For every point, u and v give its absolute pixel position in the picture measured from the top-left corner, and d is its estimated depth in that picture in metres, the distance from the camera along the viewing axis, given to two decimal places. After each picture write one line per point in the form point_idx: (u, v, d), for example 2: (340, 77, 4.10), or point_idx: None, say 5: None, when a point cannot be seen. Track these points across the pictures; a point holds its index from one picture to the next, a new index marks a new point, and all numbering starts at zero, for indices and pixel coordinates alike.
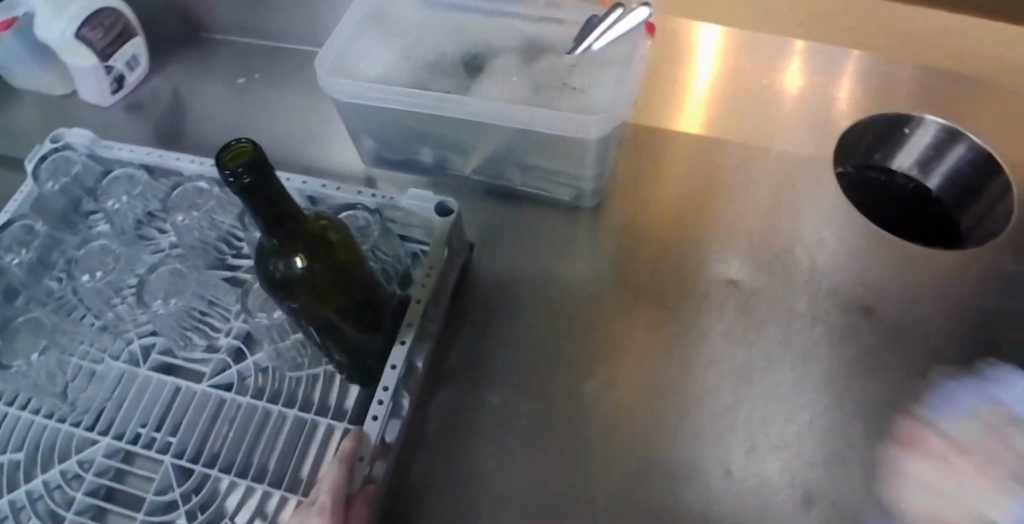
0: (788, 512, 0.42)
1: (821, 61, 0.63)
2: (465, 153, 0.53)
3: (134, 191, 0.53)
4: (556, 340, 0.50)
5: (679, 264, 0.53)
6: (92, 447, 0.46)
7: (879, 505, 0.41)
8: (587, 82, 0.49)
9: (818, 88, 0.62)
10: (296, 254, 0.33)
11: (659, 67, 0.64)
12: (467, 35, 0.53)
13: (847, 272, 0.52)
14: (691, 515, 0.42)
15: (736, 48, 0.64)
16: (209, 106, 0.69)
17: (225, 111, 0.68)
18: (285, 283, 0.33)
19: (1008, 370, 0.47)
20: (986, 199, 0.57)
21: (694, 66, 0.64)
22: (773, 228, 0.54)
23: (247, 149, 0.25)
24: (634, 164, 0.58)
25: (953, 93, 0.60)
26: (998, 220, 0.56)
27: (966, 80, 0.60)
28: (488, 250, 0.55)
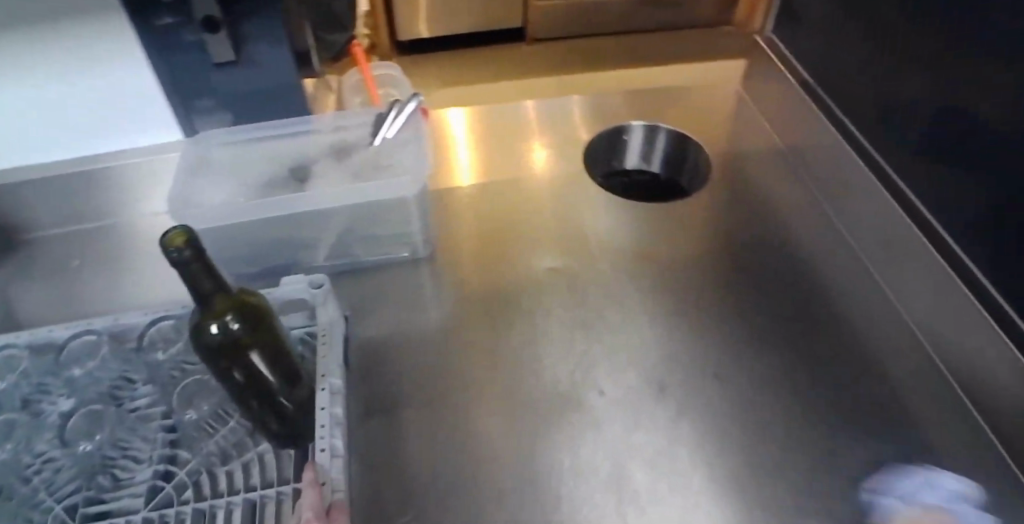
0: (651, 402, 0.55)
1: (552, 106, 0.84)
2: (314, 245, 0.64)
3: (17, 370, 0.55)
4: (439, 356, 0.60)
5: (510, 271, 0.67)
6: None
7: (701, 373, 0.58)
8: (392, 159, 0.63)
9: (556, 126, 0.83)
10: (228, 318, 0.44)
11: (439, 145, 0.80)
12: (287, 155, 0.65)
13: (626, 238, 0.71)
14: (590, 432, 0.54)
15: (486, 116, 0.83)
16: (41, 298, 0.70)
17: (60, 296, 0.70)
18: (219, 343, 0.44)
19: (743, 262, 0.68)
20: (688, 162, 0.83)
21: (453, 142, 0.81)
22: (566, 226, 0.72)
23: (182, 232, 0.39)
24: (450, 216, 0.73)
25: (643, 104, 0.85)
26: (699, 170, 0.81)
27: (648, 95, 0.86)
28: (359, 315, 0.64)
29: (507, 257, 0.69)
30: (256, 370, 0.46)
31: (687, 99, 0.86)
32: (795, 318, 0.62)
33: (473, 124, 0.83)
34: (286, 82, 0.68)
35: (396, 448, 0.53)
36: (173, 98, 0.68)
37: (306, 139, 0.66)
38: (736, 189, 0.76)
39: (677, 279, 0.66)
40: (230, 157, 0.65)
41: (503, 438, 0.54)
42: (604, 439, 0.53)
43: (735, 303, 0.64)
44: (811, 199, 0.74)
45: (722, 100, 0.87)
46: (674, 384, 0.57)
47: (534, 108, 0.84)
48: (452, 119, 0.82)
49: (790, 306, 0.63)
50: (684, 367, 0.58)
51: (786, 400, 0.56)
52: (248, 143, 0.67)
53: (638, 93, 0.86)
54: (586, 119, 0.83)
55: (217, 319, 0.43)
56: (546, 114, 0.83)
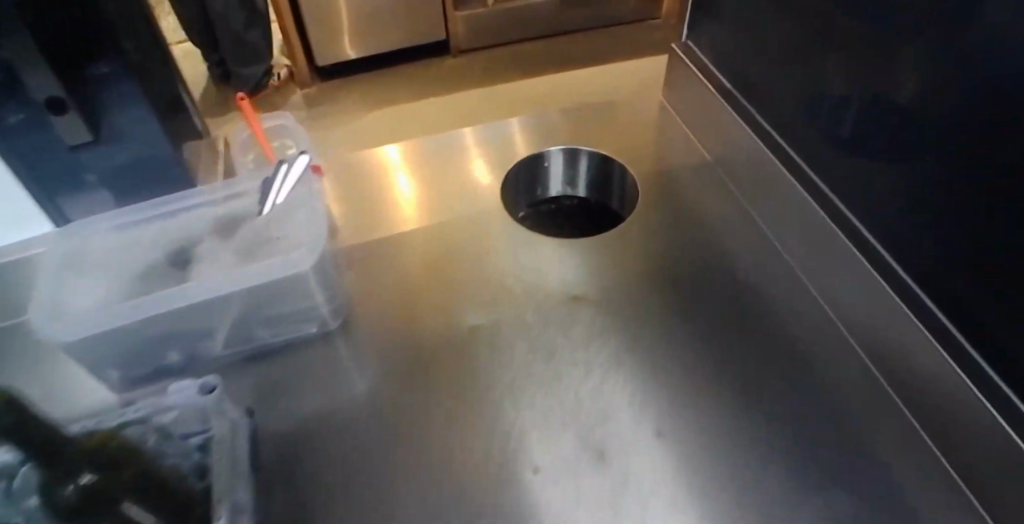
0: (592, 471, 0.51)
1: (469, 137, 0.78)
2: (210, 334, 0.57)
3: None
4: (359, 444, 0.54)
5: (432, 333, 0.62)
6: None
7: (644, 428, 0.54)
8: (284, 229, 0.57)
9: (491, 149, 0.78)
10: (80, 473, 0.41)
11: (378, 183, 0.75)
12: (167, 237, 0.58)
13: (555, 279, 0.66)
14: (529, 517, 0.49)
15: (399, 157, 0.77)
16: None
17: None
18: (76, 501, 0.39)
19: (679, 293, 0.64)
20: (614, 184, 0.78)
21: (391, 171, 0.76)
22: (490, 272, 0.66)
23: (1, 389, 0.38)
24: (362, 274, 0.66)
25: (565, 127, 0.80)
26: (627, 193, 0.77)
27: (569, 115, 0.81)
28: (267, 405, 0.57)
29: (430, 316, 0.63)
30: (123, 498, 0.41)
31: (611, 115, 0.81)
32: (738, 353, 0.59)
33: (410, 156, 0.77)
34: None
35: None
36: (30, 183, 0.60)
37: (187, 217, 0.59)
38: (666, 209, 0.72)
39: (613, 321, 0.61)
40: (101, 246, 0.58)
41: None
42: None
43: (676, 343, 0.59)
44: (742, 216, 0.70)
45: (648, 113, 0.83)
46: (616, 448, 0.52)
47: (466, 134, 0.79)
48: (387, 149, 0.77)
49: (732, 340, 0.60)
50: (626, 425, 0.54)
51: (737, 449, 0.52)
52: (124, 227, 0.59)
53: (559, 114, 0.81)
54: (505, 149, 0.78)
55: (66, 475, 0.40)
56: (481, 139, 0.78)
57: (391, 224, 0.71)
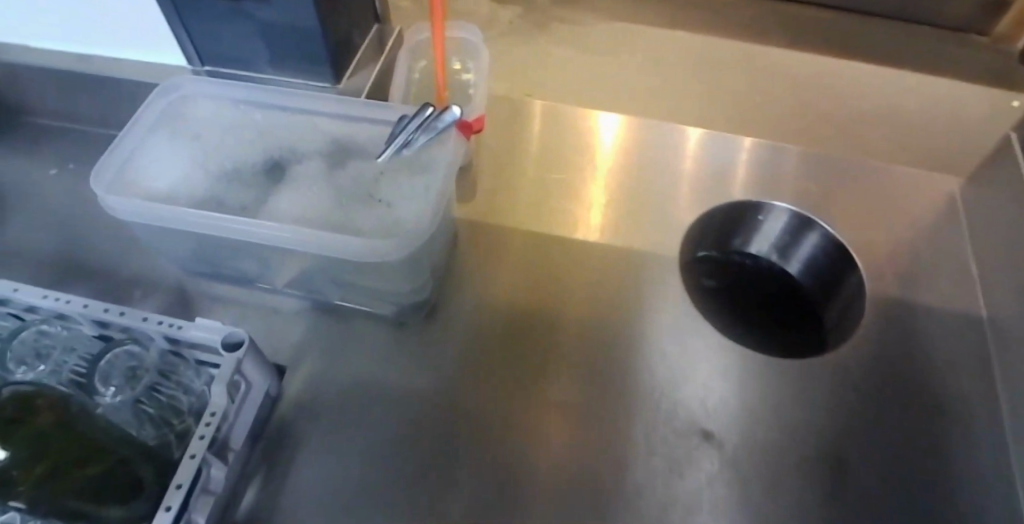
0: None
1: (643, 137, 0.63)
2: (276, 267, 0.48)
3: None
4: (368, 466, 0.44)
5: (513, 376, 0.48)
6: None
7: None
8: (393, 190, 0.43)
9: (800, 198, 0.59)
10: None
11: (574, 157, 0.61)
12: (271, 134, 0.48)
13: (693, 387, 0.48)
14: None
15: (573, 133, 0.63)
16: (28, 213, 0.61)
17: (46, 213, 0.61)
18: None
19: (849, 493, 0.44)
20: (845, 294, 0.57)
21: (598, 157, 0.61)
22: (616, 336, 0.51)
23: None
24: (477, 265, 0.54)
25: (802, 188, 0.60)
26: (853, 319, 0.55)
27: (816, 176, 0.60)
28: (309, 370, 0.48)
29: (514, 348, 0.50)
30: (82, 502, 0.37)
31: (869, 195, 0.59)
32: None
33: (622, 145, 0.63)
34: (305, 23, 0.48)
35: None
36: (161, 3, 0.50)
37: (307, 117, 0.48)
38: (890, 364, 0.50)
39: (736, 476, 0.44)
40: (210, 112, 0.49)
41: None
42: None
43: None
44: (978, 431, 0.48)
45: (913, 206, 0.59)
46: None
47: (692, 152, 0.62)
48: (600, 136, 0.63)
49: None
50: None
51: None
52: (242, 104, 0.49)
53: (786, 154, 0.61)
54: (641, 164, 0.61)
55: None
56: (802, 186, 0.60)
57: (557, 214, 0.58)
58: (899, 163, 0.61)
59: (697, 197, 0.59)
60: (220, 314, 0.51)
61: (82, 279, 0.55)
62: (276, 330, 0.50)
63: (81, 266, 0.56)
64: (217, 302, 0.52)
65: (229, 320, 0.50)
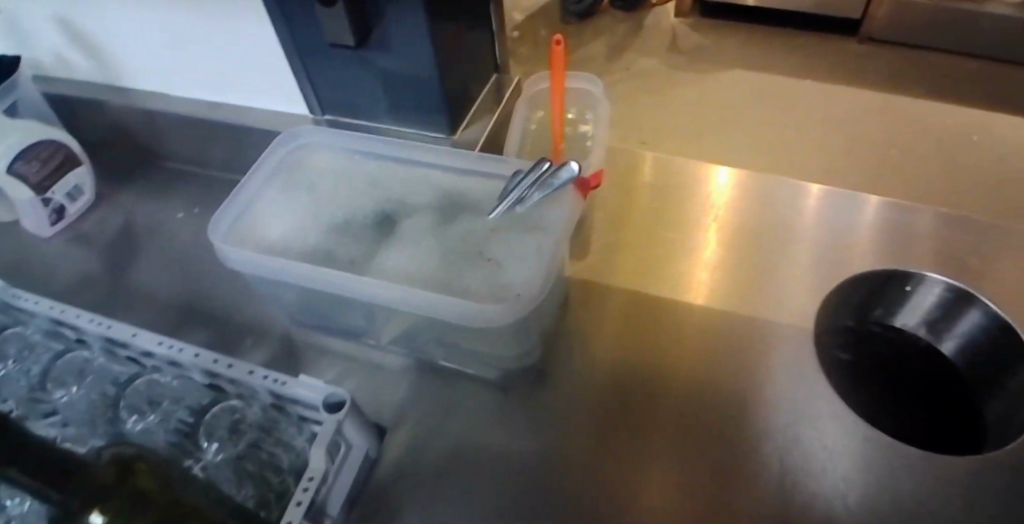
0: None
1: (774, 193, 0.57)
2: (379, 322, 0.46)
3: (21, 364, 0.49)
4: None
5: (627, 457, 0.43)
6: None
7: None
8: (505, 248, 0.41)
9: (967, 269, 0.50)
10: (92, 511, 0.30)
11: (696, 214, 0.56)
12: (384, 186, 0.46)
13: (843, 488, 0.41)
14: None
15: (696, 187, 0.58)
16: (158, 255, 0.64)
17: (173, 255, 0.64)
18: None
19: None
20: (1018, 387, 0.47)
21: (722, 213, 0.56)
22: (746, 420, 0.44)
23: None
24: (588, 328, 0.50)
25: (968, 257, 0.51)
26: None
27: (988, 244, 0.52)
28: (407, 432, 0.46)
29: (628, 427, 0.44)
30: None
31: None
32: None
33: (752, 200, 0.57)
34: (422, 74, 0.48)
35: None
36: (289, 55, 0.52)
37: (421, 171, 0.47)
38: None
39: None
40: (327, 162, 0.49)
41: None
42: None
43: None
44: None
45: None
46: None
47: (834, 212, 0.55)
48: (727, 193, 0.57)
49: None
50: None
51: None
52: (356, 156, 0.49)
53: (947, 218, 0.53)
54: (773, 223, 0.55)
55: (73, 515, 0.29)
56: (969, 255, 0.51)
57: (677, 275, 0.53)
58: None
59: (841, 260, 0.52)
60: (324, 367, 0.50)
61: (199, 322, 0.57)
62: (377, 387, 0.48)
63: (201, 309, 0.58)
64: (322, 355, 0.51)
65: (331, 374, 0.49)
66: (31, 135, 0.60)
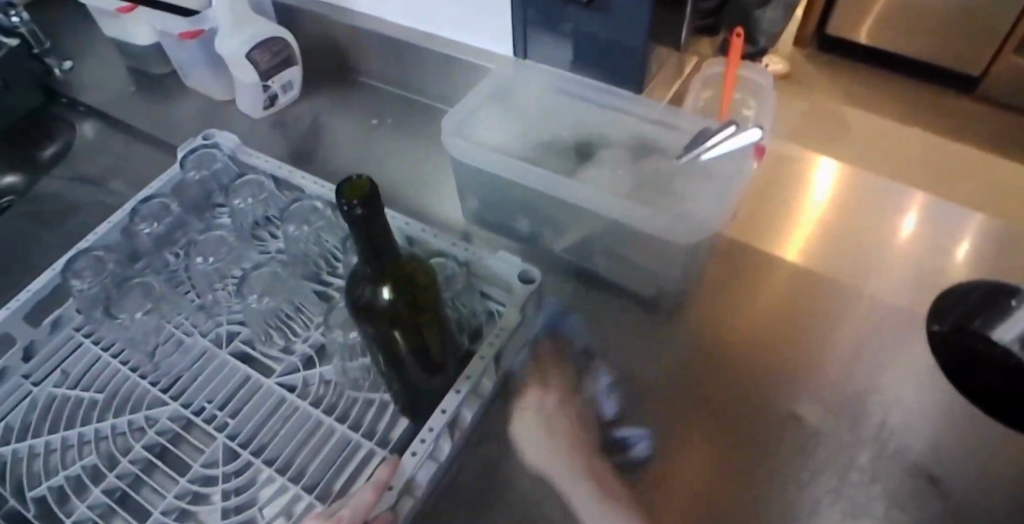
0: None
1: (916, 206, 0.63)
2: (557, 231, 0.55)
3: (258, 196, 0.62)
4: (604, 420, 0.49)
5: (747, 385, 0.51)
6: (163, 408, 0.53)
7: None
8: (686, 188, 0.50)
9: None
10: (383, 285, 0.39)
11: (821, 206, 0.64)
12: (582, 122, 0.56)
13: (923, 435, 0.48)
14: None
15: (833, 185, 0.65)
16: (344, 147, 0.76)
17: (357, 150, 0.75)
18: (367, 307, 0.40)
19: None
20: None
21: (844, 206, 0.63)
22: (845, 373, 0.52)
23: (365, 184, 0.32)
24: (722, 279, 0.58)
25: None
26: None
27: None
28: (559, 324, 0.55)
29: (745, 365, 0.52)
30: (392, 333, 0.41)
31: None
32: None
33: (878, 200, 0.64)
34: (629, 37, 0.57)
35: (502, 489, 0.46)
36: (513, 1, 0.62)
37: (614, 114, 0.56)
38: None
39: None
40: (532, 93, 0.59)
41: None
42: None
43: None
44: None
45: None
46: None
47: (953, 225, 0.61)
48: (858, 185, 0.65)
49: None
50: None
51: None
52: (559, 93, 0.58)
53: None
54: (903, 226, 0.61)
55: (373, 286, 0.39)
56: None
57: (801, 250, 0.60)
58: None
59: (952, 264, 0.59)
60: None
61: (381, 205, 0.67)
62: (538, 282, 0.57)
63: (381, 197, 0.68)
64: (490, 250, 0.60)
65: None
66: (271, 30, 0.73)
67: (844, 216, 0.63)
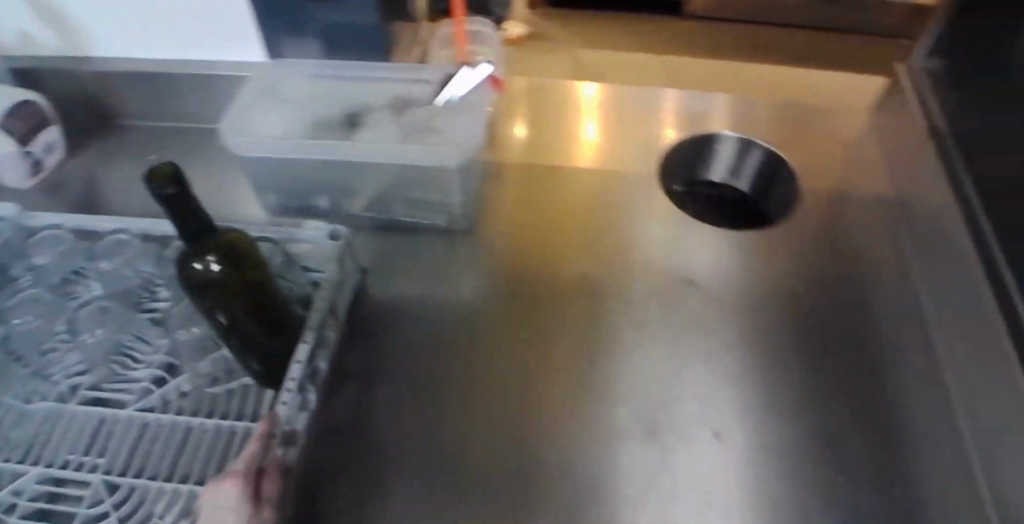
0: (625, 455, 0.51)
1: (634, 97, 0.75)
2: (351, 194, 0.61)
3: (57, 248, 0.63)
4: (443, 335, 0.58)
5: (547, 271, 0.62)
6: (21, 478, 0.50)
7: (695, 451, 0.51)
8: (446, 125, 0.59)
9: (735, 120, 0.74)
10: (212, 259, 0.44)
11: (562, 112, 0.74)
12: (347, 99, 0.63)
13: (675, 261, 0.63)
14: (540, 479, 0.50)
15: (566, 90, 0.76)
16: (135, 190, 0.76)
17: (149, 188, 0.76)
18: (199, 281, 0.44)
19: (804, 334, 0.59)
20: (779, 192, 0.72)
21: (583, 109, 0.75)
22: (612, 234, 0.65)
23: (169, 168, 0.37)
24: (502, 193, 0.67)
25: (736, 118, 0.74)
26: (780, 197, 0.72)
27: (742, 110, 0.75)
28: (380, 271, 0.61)
29: (541, 252, 0.63)
30: (230, 300, 0.46)
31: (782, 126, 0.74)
32: (855, 440, 0.52)
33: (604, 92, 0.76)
34: (365, 17, 0.65)
35: (371, 417, 0.53)
36: (254, 9, 0.67)
37: (371, 85, 0.64)
38: (821, 239, 0.67)
39: (714, 336, 0.58)
40: (294, 85, 0.64)
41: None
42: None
43: (797, 406, 0.54)
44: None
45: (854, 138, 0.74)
46: (678, 502, 0.48)
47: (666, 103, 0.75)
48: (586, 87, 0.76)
49: (849, 422, 0.53)
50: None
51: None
52: (319, 79, 0.65)
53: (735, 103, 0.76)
54: (627, 114, 0.75)
55: (201, 261, 0.43)
56: (733, 114, 0.75)
57: (559, 154, 0.71)
58: (813, 122, 0.75)
59: (665, 133, 0.73)
60: None
61: None
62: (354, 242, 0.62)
63: None
64: None
65: None
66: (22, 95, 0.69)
67: (596, 134, 0.73)
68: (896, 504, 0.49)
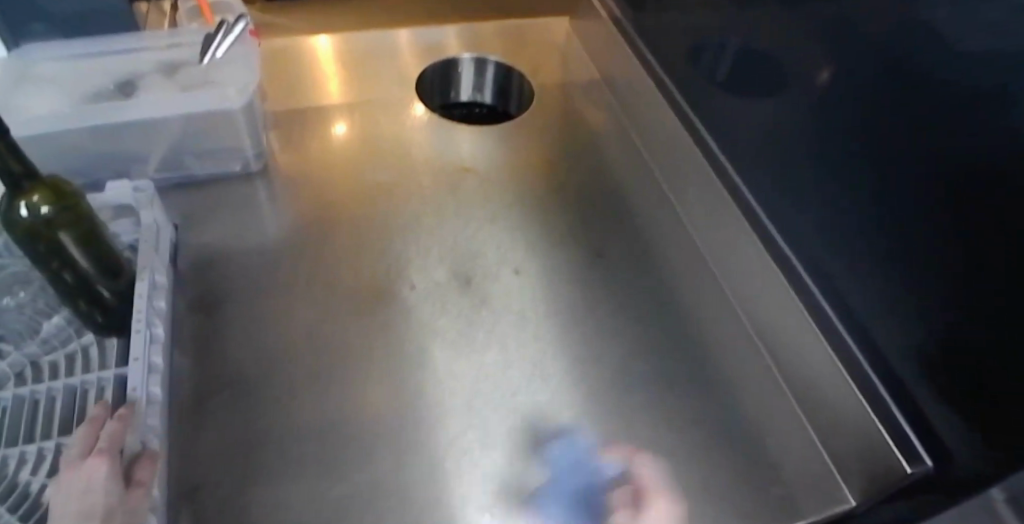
0: (453, 309, 0.62)
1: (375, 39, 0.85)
2: (144, 156, 0.63)
3: None
4: (270, 264, 0.63)
5: (347, 191, 0.71)
6: None
7: (510, 295, 0.64)
8: (222, 76, 0.63)
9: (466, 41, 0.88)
10: (38, 199, 0.45)
11: (317, 61, 0.83)
12: (111, 69, 0.63)
13: (451, 157, 0.76)
14: (395, 347, 0.59)
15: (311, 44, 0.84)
16: None
17: None
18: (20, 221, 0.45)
19: (564, 188, 0.75)
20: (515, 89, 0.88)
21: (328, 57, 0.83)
22: (394, 148, 0.76)
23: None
24: (286, 138, 0.75)
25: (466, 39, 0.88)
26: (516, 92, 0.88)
27: (471, 33, 0.88)
28: (191, 224, 0.65)
29: (336, 175, 0.72)
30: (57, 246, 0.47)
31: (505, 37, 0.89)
32: (616, 252, 0.69)
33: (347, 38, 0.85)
34: None
35: (223, 344, 0.57)
36: None
37: (132, 54, 0.64)
38: (559, 115, 0.83)
39: (501, 211, 0.71)
40: (48, 65, 0.62)
41: (342, 408, 0.54)
42: (451, 399, 0.56)
43: (564, 236, 0.70)
44: (636, 143, 0.80)
45: (561, 39, 0.91)
46: (497, 324, 0.62)
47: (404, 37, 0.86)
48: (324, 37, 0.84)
49: (605, 238, 0.70)
50: (517, 362, 0.59)
51: (619, 348, 0.61)
52: (76, 56, 0.63)
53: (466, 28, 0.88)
54: (373, 54, 0.84)
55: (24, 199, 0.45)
56: (463, 37, 0.88)
57: (326, 97, 0.80)
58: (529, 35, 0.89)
59: (414, 60, 0.85)
60: None
61: None
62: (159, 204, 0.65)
63: None
64: None
65: None
66: None
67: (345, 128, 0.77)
68: (659, 292, 0.66)
